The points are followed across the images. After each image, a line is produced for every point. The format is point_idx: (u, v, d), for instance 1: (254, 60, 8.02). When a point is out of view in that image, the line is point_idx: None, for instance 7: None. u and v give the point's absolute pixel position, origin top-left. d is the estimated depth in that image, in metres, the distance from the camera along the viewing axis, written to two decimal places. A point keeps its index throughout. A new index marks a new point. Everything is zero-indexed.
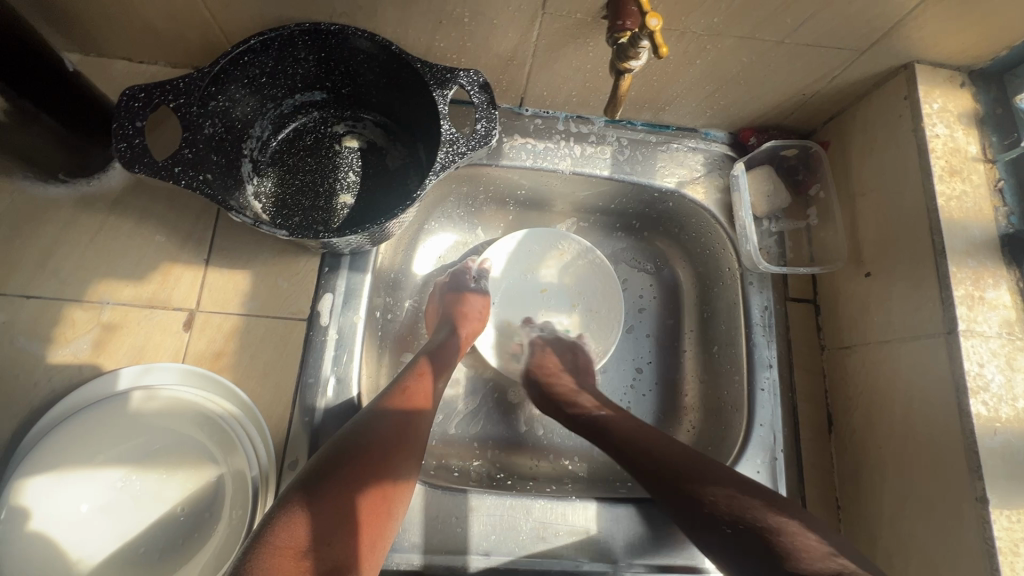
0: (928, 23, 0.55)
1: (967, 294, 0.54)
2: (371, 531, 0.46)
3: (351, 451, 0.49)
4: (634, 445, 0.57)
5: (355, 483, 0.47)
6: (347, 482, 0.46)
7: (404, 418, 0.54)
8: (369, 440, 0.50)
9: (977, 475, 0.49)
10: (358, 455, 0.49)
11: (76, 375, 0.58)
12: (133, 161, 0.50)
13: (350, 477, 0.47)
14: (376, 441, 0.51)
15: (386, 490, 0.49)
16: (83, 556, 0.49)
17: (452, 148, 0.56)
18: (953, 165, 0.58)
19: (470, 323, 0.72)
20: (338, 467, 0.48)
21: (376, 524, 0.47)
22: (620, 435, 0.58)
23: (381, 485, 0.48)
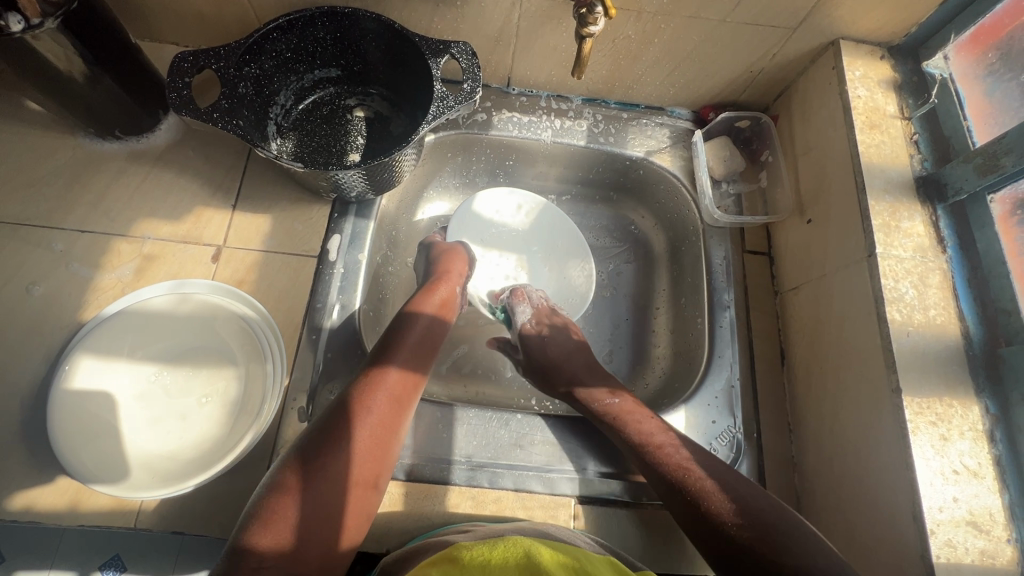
0: (843, 1, 0.65)
1: (884, 223, 0.62)
2: (395, 436, 0.56)
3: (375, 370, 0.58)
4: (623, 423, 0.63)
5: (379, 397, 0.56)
6: (372, 397, 0.55)
7: (411, 340, 0.63)
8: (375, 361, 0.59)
9: (893, 370, 0.56)
10: (382, 373, 0.57)
11: (119, 295, 0.68)
12: (181, 107, 0.61)
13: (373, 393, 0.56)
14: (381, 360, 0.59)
15: (405, 402, 0.58)
16: (126, 425, 0.58)
17: (443, 103, 0.67)
18: (873, 121, 0.67)
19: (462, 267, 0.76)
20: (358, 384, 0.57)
21: (398, 427, 0.56)
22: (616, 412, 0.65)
23: (402, 398, 0.57)
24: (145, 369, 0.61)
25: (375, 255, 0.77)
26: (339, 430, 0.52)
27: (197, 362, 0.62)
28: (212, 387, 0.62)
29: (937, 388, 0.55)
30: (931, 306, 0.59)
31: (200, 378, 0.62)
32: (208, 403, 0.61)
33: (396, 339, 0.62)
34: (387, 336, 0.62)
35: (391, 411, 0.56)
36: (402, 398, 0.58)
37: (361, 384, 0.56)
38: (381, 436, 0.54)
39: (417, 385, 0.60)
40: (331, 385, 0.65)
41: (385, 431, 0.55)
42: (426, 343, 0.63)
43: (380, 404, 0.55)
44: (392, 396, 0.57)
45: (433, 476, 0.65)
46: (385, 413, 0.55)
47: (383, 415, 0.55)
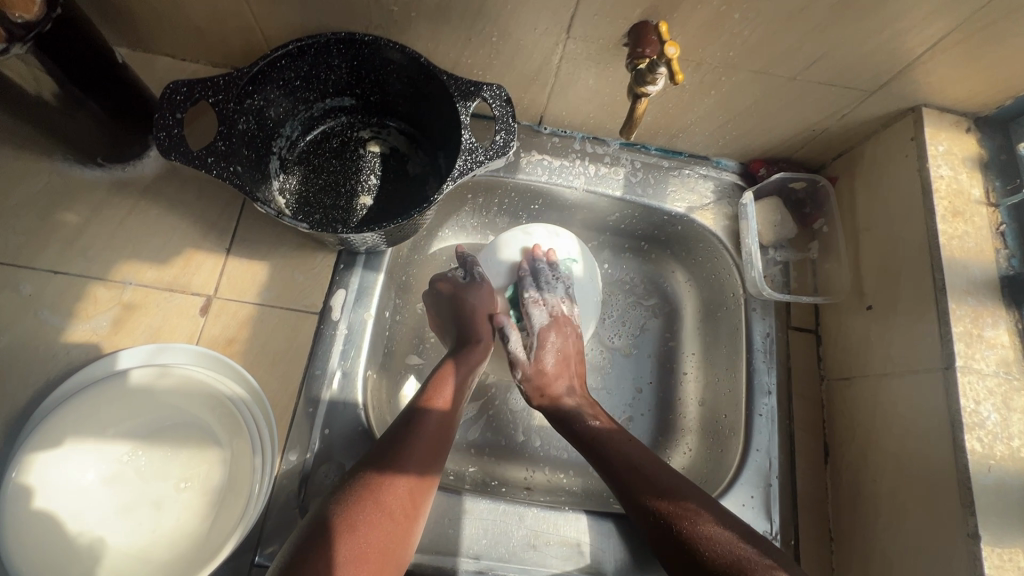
0: (935, 68, 0.57)
1: (965, 331, 0.55)
2: (389, 563, 0.48)
3: (375, 476, 0.52)
4: (668, 476, 0.57)
5: (365, 514, 0.49)
6: (377, 501, 0.50)
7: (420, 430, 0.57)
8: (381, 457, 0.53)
9: (970, 511, 0.49)
10: (391, 475, 0.52)
11: (93, 350, 0.60)
12: (171, 149, 0.53)
13: (363, 509, 0.49)
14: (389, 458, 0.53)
15: (415, 510, 0.52)
16: (89, 521, 0.51)
17: (471, 156, 0.59)
18: (956, 207, 0.59)
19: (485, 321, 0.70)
20: (340, 500, 0.49)
21: (396, 551, 0.49)
22: (650, 463, 0.58)
23: (400, 514, 0.51)
24: (114, 452, 0.54)
25: (383, 310, 0.69)
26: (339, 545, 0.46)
27: (175, 445, 0.55)
28: (190, 476, 0.54)
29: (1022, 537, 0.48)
30: (1016, 435, 0.51)
31: (175, 464, 0.54)
32: (187, 490, 0.54)
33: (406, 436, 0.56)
34: (398, 429, 0.57)
35: (386, 531, 0.49)
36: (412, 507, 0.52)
37: (352, 495, 0.50)
38: (372, 564, 0.47)
39: (428, 491, 0.54)
40: (327, 468, 0.58)
41: (376, 559, 0.47)
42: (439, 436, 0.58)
43: (388, 515, 0.49)
44: (386, 511, 0.50)
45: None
46: (375, 532, 0.48)
47: (372, 536, 0.48)
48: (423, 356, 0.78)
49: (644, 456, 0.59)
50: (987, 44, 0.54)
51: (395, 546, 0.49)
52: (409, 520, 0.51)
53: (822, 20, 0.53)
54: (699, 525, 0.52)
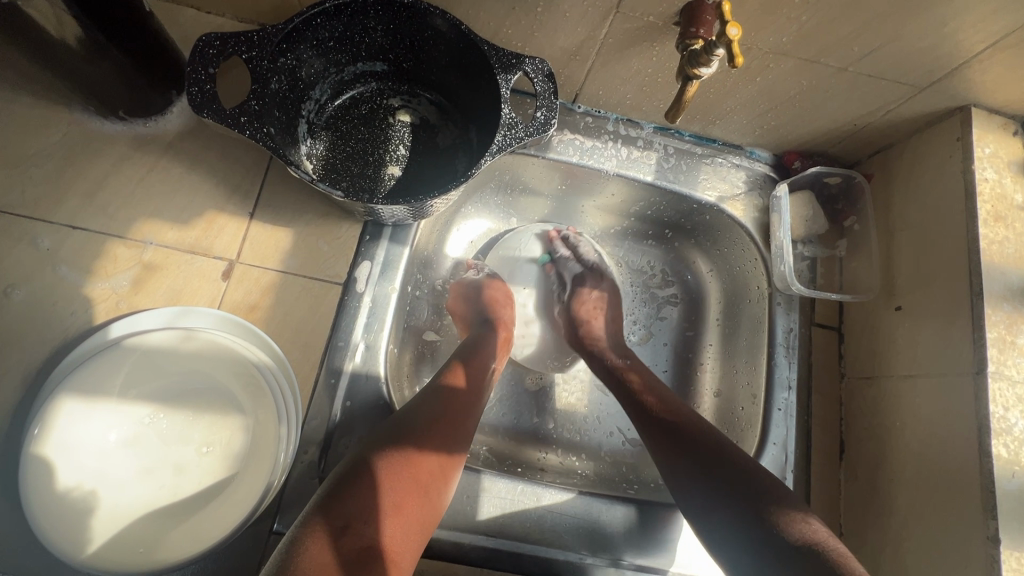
0: (992, 67, 0.56)
1: (999, 337, 0.54)
2: (419, 526, 0.47)
3: (404, 441, 0.50)
4: (726, 453, 0.55)
5: (400, 470, 0.48)
6: (404, 463, 0.49)
7: (444, 403, 0.56)
8: (410, 425, 0.52)
9: (991, 514, 0.50)
10: (418, 440, 0.51)
11: (113, 309, 0.59)
12: (202, 106, 0.51)
13: (400, 466, 0.48)
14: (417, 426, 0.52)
15: (444, 481, 0.51)
16: (110, 481, 0.50)
17: (510, 132, 0.57)
18: (998, 212, 0.59)
19: (502, 307, 0.74)
20: (380, 453, 0.49)
21: (427, 518, 0.48)
22: (716, 443, 0.56)
23: (428, 483, 0.49)
24: (136, 414, 0.53)
25: (406, 284, 0.68)
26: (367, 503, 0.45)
27: (198, 410, 0.54)
28: (212, 442, 0.54)
29: None
30: None
31: (198, 429, 0.54)
32: (209, 455, 0.53)
33: (430, 407, 0.55)
34: (420, 400, 0.56)
35: (420, 496, 0.48)
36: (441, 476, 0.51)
37: (379, 458, 0.48)
38: (405, 524, 0.46)
39: (455, 464, 0.53)
40: (348, 439, 0.58)
41: (409, 520, 0.46)
42: (462, 406, 0.57)
43: (416, 480, 0.48)
44: (420, 481, 0.49)
45: (454, 550, 0.58)
46: (409, 495, 0.47)
47: (404, 496, 0.47)
48: (442, 333, 0.77)
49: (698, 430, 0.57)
50: None
51: (426, 519, 0.48)
52: (439, 496, 0.50)
53: (885, 9, 0.51)
54: (769, 502, 0.49)
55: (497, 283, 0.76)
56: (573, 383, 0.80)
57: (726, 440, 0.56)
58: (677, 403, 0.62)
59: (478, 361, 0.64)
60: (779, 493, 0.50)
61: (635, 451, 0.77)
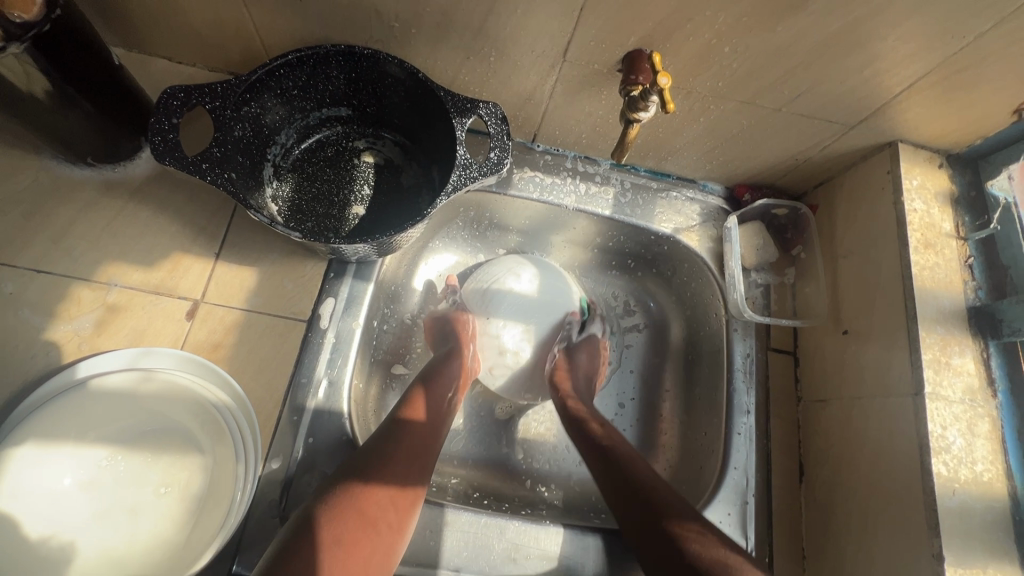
0: (911, 107, 0.60)
1: (934, 358, 0.57)
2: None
3: (356, 492, 0.50)
4: (649, 483, 0.57)
5: (348, 519, 0.48)
6: (354, 514, 0.48)
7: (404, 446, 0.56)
8: (361, 473, 0.52)
9: (935, 532, 0.51)
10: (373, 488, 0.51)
11: (75, 352, 0.59)
12: (164, 154, 0.52)
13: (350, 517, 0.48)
14: (369, 475, 0.52)
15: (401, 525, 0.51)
16: (62, 528, 0.50)
17: (465, 172, 0.60)
18: (928, 239, 0.62)
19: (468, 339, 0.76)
20: (326, 513, 0.48)
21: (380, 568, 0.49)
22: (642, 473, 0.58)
23: (383, 536, 0.49)
24: (92, 456, 0.53)
25: (371, 320, 0.70)
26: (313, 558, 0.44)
27: (154, 452, 0.54)
28: (169, 483, 0.54)
29: (982, 558, 0.51)
30: (980, 460, 0.54)
31: (155, 471, 0.54)
32: (166, 496, 0.53)
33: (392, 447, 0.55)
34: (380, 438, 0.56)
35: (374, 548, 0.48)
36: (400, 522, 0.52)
37: (328, 515, 0.48)
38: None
39: (412, 505, 0.53)
40: (310, 478, 0.58)
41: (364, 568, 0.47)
42: (425, 448, 0.57)
43: (369, 532, 0.48)
44: (371, 542, 0.48)
45: None
46: (357, 557, 0.47)
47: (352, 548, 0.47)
48: (410, 367, 0.78)
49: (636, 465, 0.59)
50: (957, 87, 0.57)
51: (378, 573, 0.48)
52: (394, 549, 0.50)
53: (806, 57, 0.55)
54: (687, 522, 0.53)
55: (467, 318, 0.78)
56: (541, 413, 0.81)
57: (640, 465, 0.60)
58: (648, 478, 0.58)
59: (432, 387, 0.64)
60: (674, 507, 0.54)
61: None
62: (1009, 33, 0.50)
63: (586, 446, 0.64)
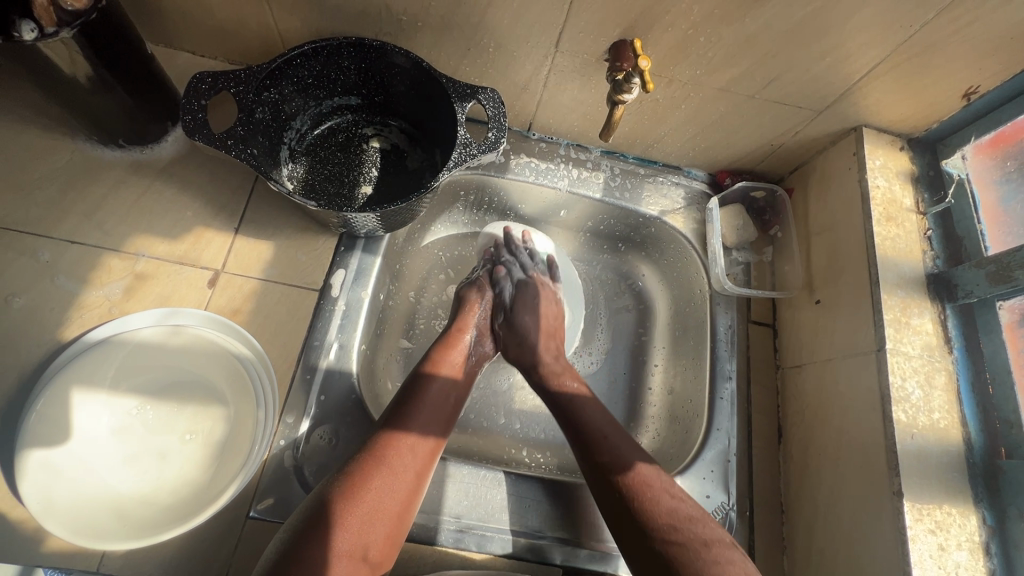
0: (871, 93, 0.66)
1: (895, 318, 0.63)
2: (389, 525, 0.54)
3: (373, 454, 0.56)
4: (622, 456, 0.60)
5: (361, 479, 0.54)
6: (370, 473, 0.55)
7: (419, 408, 0.62)
8: (376, 441, 0.58)
9: (895, 472, 0.56)
10: (389, 448, 0.57)
11: (106, 315, 0.64)
12: (194, 131, 0.58)
13: (370, 488, 0.54)
14: (382, 440, 0.58)
15: (419, 472, 0.58)
16: (99, 464, 0.56)
17: (465, 150, 0.65)
18: (890, 213, 0.68)
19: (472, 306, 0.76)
20: (343, 477, 0.55)
21: (397, 528, 0.55)
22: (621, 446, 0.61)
23: (401, 486, 0.56)
24: (123, 406, 0.58)
25: (378, 292, 0.75)
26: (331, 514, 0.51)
27: (181, 401, 0.60)
28: (194, 429, 0.59)
29: (938, 495, 0.56)
30: (936, 408, 0.59)
31: (181, 418, 0.59)
32: (191, 441, 0.59)
33: (415, 408, 0.62)
34: (405, 396, 0.63)
35: (391, 513, 0.54)
36: (418, 471, 0.58)
37: (346, 476, 0.54)
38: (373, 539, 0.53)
39: (430, 455, 0.60)
40: (321, 431, 0.63)
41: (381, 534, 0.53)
42: (443, 408, 0.64)
43: (383, 488, 0.55)
44: (389, 492, 0.55)
45: (421, 535, 0.62)
46: (371, 509, 0.53)
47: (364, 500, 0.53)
48: (413, 340, 0.83)
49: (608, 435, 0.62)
50: (911, 74, 0.63)
51: (396, 516, 0.55)
52: (413, 494, 0.57)
53: (774, 46, 0.61)
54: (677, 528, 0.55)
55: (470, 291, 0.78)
56: None
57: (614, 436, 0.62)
58: (620, 446, 0.61)
59: (456, 348, 0.70)
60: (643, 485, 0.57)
61: None
62: (952, 23, 0.56)
63: (568, 428, 0.65)
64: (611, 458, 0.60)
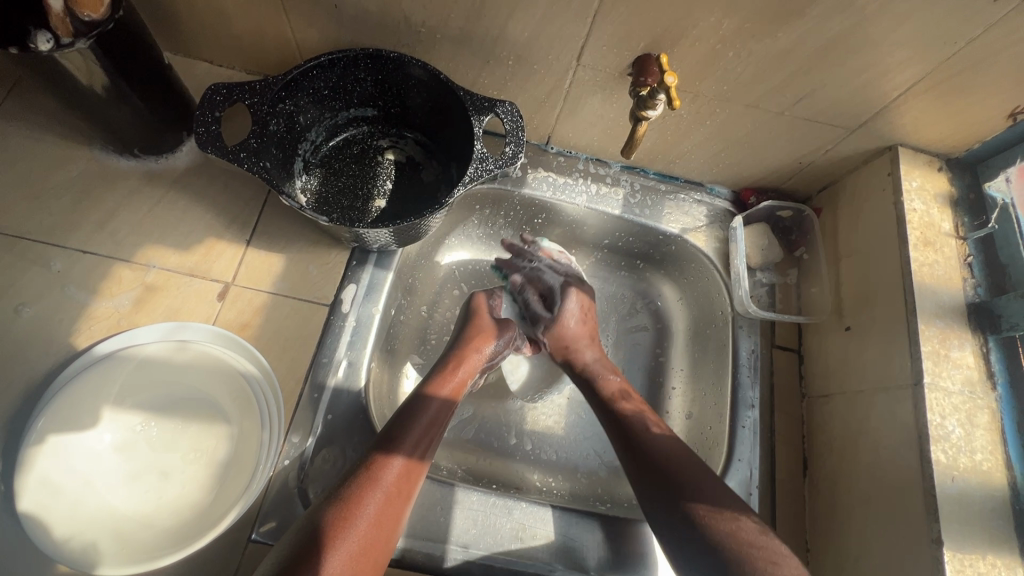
0: (909, 111, 0.63)
1: (933, 350, 0.59)
2: (376, 552, 0.52)
3: (358, 479, 0.54)
4: (674, 468, 0.59)
5: (348, 505, 0.52)
6: (358, 499, 0.52)
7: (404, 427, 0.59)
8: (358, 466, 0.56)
9: (934, 517, 0.53)
10: (376, 471, 0.55)
11: (114, 326, 0.63)
12: (207, 143, 0.57)
13: (361, 516, 0.51)
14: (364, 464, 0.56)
15: (405, 494, 0.56)
16: (100, 484, 0.55)
17: (482, 165, 0.63)
18: (927, 237, 0.65)
19: (483, 337, 0.71)
20: (329, 504, 0.52)
21: (382, 556, 0.52)
22: (677, 462, 0.59)
23: (388, 510, 0.53)
24: (127, 422, 0.57)
25: (390, 308, 0.73)
26: (317, 543, 0.49)
27: (185, 419, 0.59)
28: (197, 448, 0.58)
29: (981, 544, 0.52)
30: (979, 449, 0.55)
31: (184, 437, 0.58)
32: (194, 461, 0.58)
33: (402, 426, 0.59)
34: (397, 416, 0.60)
35: (379, 539, 0.52)
36: (404, 495, 0.56)
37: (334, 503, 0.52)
38: (363, 567, 0.50)
39: (417, 477, 0.57)
40: (328, 453, 0.61)
41: (369, 563, 0.50)
42: (432, 432, 0.60)
43: (372, 513, 0.52)
44: (376, 517, 0.52)
45: (427, 563, 0.60)
46: (357, 536, 0.50)
47: (350, 528, 0.50)
48: (424, 356, 0.81)
49: (662, 446, 0.61)
50: (953, 92, 0.59)
51: (383, 542, 0.52)
52: (398, 519, 0.54)
53: (807, 63, 0.59)
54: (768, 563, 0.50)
55: (480, 316, 0.74)
56: (549, 406, 0.83)
57: (659, 435, 0.62)
58: (678, 464, 0.59)
59: (452, 378, 0.66)
60: (699, 487, 0.57)
61: (610, 473, 0.78)
62: (999, 39, 0.52)
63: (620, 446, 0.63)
64: (670, 480, 0.58)
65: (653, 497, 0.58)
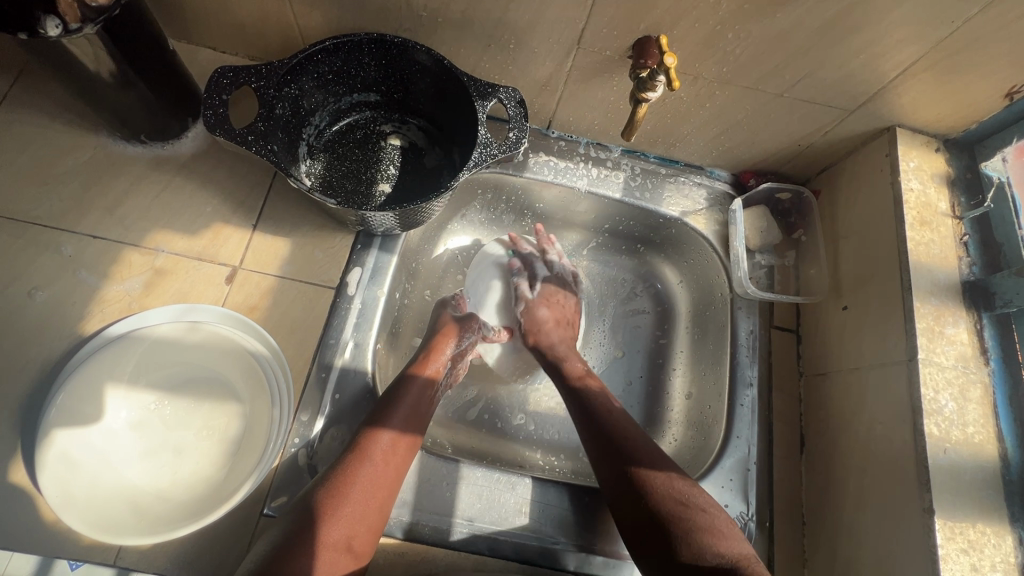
0: (906, 92, 0.64)
1: (928, 327, 0.60)
2: (371, 519, 0.54)
3: (351, 454, 0.57)
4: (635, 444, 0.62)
5: (341, 477, 0.55)
6: (349, 473, 0.55)
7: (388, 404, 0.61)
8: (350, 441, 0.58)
9: (926, 488, 0.54)
10: (364, 445, 0.57)
11: (125, 309, 0.64)
12: (215, 126, 0.58)
13: (352, 487, 0.54)
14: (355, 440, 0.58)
15: (395, 465, 0.58)
16: (116, 459, 0.56)
17: (484, 149, 0.64)
18: (923, 217, 0.66)
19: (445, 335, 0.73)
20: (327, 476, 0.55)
21: (380, 522, 0.55)
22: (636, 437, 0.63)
23: (378, 480, 0.56)
24: (142, 400, 0.59)
25: (395, 291, 0.74)
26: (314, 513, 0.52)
27: (197, 398, 0.61)
28: (209, 426, 0.60)
29: (971, 513, 0.53)
30: (971, 422, 0.57)
31: (197, 415, 0.60)
32: (207, 438, 0.59)
33: (389, 404, 0.61)
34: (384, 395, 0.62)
35: (374, 507, 0.55)
36: (395, 465, 0.58)
37: (330, 476, 0.55)
38: (358, 532, 0.53)
39: (408, 449, 0.60)
40: (336, 432, 0.62)
41: (365, 530, 0.54)
42: (418, 410, 0.63)
43: (361, 483, 0.55)
44: (366, 487, 0.55)
45: (433, 536, 0.62)
46: (349, 505, 0.53)
47: (341, 497, 0.53)
48: None
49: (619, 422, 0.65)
50: (951, 72, 0.60)
51: (375, 509, 0.55)
52: (391, 488, 0.57)
53: (806, 43, 0.59)
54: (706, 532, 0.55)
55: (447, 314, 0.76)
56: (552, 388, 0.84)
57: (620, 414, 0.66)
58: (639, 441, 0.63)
59: (429, 365, 0.68)
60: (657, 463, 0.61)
61: None
62: (996, 18, 0.53)
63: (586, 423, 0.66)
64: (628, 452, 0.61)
65: (608, 465, 0.62)
